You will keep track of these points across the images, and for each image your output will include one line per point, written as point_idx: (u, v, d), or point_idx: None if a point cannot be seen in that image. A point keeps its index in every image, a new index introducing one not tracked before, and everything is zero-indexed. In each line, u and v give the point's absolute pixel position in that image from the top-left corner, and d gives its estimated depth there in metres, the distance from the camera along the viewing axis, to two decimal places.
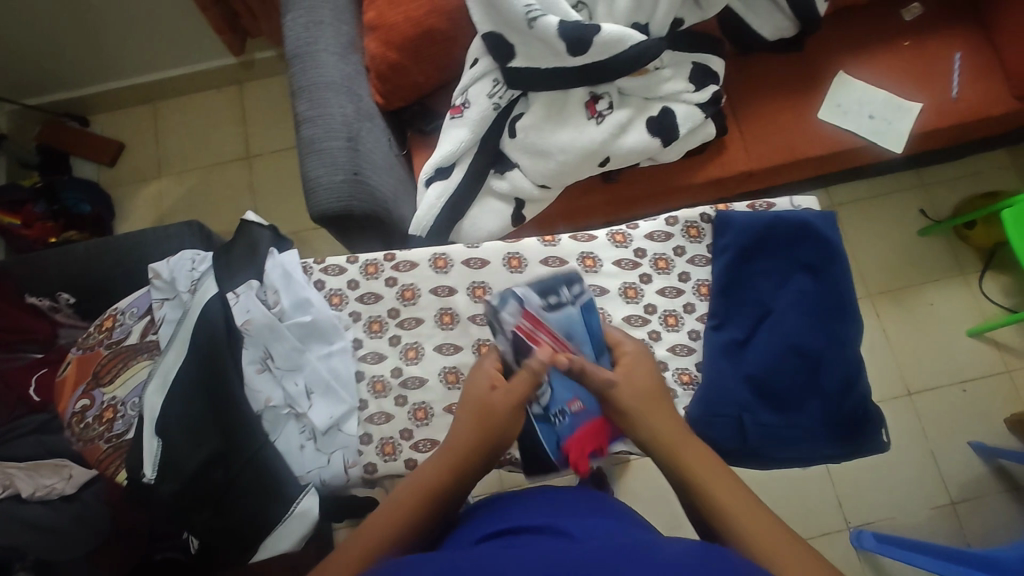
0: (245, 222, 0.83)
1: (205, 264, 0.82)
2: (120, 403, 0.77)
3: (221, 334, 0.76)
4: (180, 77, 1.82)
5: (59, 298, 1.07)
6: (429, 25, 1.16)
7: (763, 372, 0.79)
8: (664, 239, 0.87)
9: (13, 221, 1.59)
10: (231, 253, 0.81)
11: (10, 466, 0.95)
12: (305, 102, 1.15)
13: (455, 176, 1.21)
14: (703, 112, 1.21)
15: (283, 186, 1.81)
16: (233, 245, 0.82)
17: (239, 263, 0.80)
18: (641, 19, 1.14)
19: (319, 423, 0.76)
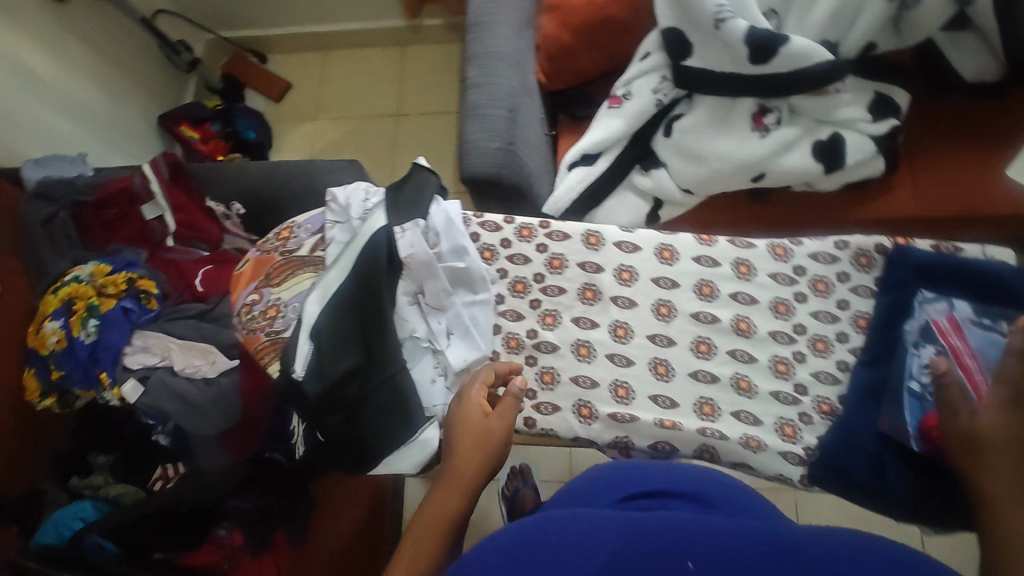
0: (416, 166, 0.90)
1: (376, 197, 0.89)
2: (283, 304, 0.84)
3: (382, 260, 0.81)
4: (353, 31, 1.96)
5: (231, 207, 1.19)
6: (608, 13, 1.18)
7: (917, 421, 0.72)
8: (828, 262, 0.82)
9: (193, 135, 1.79)
10: (402, 192, 0.88)
11: (170, 341, 1.08)
12: (476, 67, 1.20)
13: (600, 165, 1.21)
14: (876, 146, 1.12)
15: (422, 148, 1.90)
16: (404, 185, 0.89)
17: (409, 202, 0.86)
18: (832, 37, 1.09)
19: (455, 363, 0.81)
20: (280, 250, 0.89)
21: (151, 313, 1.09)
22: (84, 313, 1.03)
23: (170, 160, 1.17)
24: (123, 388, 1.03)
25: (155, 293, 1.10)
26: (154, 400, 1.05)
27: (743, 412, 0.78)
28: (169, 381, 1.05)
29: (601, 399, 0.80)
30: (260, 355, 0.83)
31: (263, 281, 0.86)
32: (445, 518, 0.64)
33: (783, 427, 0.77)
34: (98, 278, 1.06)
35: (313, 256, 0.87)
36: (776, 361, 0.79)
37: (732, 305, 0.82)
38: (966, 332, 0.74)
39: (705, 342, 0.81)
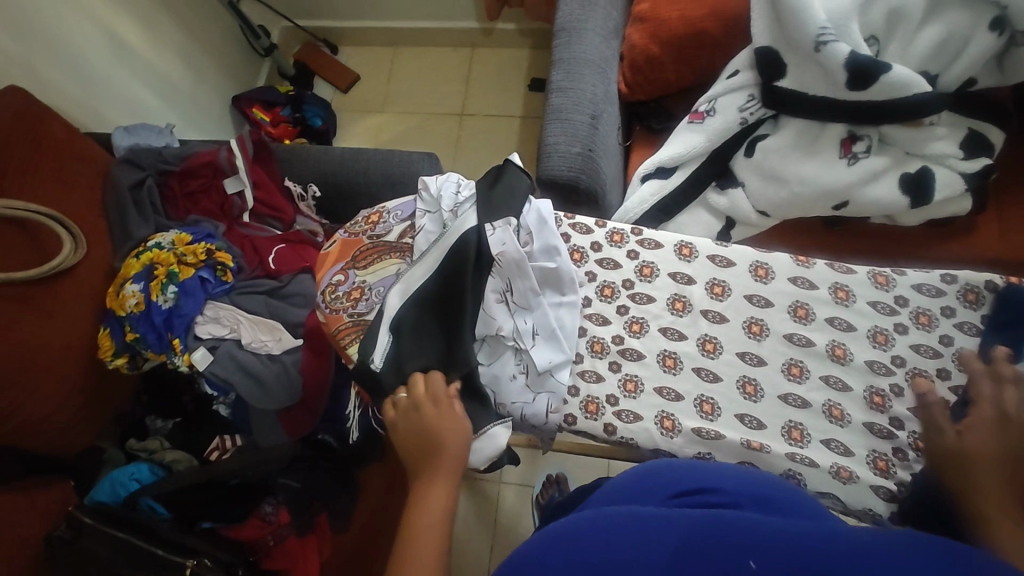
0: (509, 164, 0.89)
1: (467, 191, 0.88)
2: (368, 287, 0.85)
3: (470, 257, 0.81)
4: (426, 29, 1.99)
5: (308, 189, 1.23)
6: (701, 28, 1.17)
7: None
8: (933, 295, 0.80)
9: (264, 118, 1.84)
10: (494, 190, 0.86)
11: (240, 314, 1.10)
12: (561, 72, 1.21)
13: (675, 179, 1.20)
14: (966, 183, 1.09)
15: (482, 148, 1.91)
16: (497, 183, 0.88)
17: (501, 202, 0.85)
18: (933, 69, 1.07)
19: (539, 363, 0.79)
20: (367, 234, 0.90)
21: (226, 285, 1.11)
22: (164, 279, 1.05)
23: (255, 138, 1.20)
24: (194, 355, 1.05)
25: (231, 266, 1.12)
26: (221, 371, 1.06)
27: (834, 441, 0.75)
28: (237, 353, 1.07)
29: (685, 413, 0.78)
30: (341, 336, 0.84)
31: (348, 262, 0.87)
32: (432, 538, 0.62)
33: (876, 460, 0.74)
34: (179, 247, 1.08)
35: (400, 243, 0.87)
36: (871, 393, 0.77)
37: (827, 330, 0.80)
38: None
39: (797, 365, 0.79)
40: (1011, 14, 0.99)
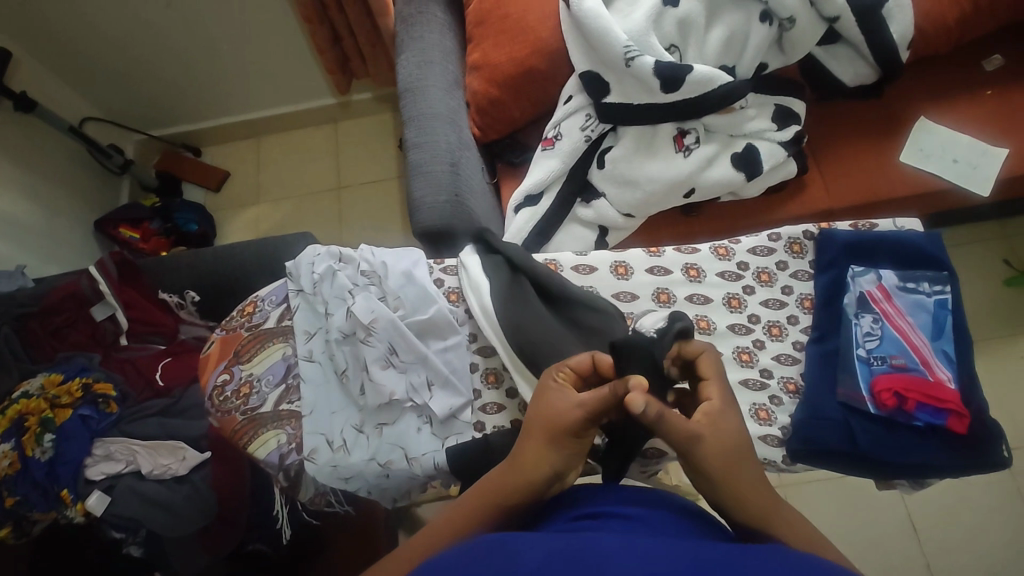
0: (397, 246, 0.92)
1: (325, 264, 0.86)
2: (256, 379, 0.83)
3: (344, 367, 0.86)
4: (286, 114, 2.00)
5: (185, 296, 1.16)
6: (529, 65, 1.27)
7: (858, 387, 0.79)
8: (767, 254, 0.89)
9: (133, 235, 1.77)
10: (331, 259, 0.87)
11: (134, 443, 1.04)
12: (413, 129, 1.27)
13: (544, 204, 1.26)
14: (786, 150, 1.24)
15: (367, 214, 1.93)
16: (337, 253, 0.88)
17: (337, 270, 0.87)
18: (729, 62, 1.22)
19: (439, 413, 0.78)
20: (246, 326, 0.88)
21: (112, 416, 1.05)
22: (39, 429, 0.97)
23: (118, 258, 1.13)
24: (87, 502, 0.97)
25: (114, 395, 1.06)
26: (124, 509, 0.99)
27: (752, 379, 0.81)
28: (138, 486, 1.00)
29: None
30: (239, 436, 0.81)
31: (231, 359, 0.85)
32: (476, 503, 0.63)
33: (757, 411, 0.80)
34: (50, 390, 1.01)
35: (281, 327, 0.86)
36: (738, 352, 0.83)
37: (689, 307, 0.86)
38: (896, 298, 0.84)
39: (704, 319, 0.85)
40: (772, 7, 1.18)
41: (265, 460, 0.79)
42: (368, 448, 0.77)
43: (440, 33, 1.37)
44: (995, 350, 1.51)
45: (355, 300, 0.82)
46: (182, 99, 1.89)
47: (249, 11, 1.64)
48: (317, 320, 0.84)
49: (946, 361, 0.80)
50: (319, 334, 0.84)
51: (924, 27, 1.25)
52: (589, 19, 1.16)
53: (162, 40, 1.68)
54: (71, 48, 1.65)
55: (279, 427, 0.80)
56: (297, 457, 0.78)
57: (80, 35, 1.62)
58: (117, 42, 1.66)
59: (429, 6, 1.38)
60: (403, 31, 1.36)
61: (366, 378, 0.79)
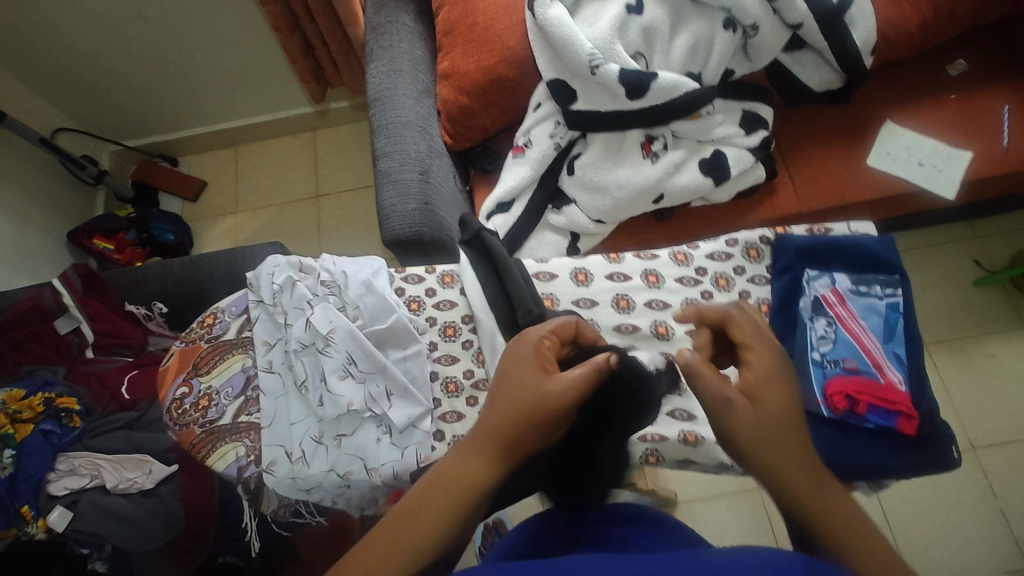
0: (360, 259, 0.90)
1: (284, 275, 0.86)
2: (215, 391, 0.83)
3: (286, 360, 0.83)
4: (263, 123, 1.99)
5: (153, 308, 1.14)
6: (498, 73, 1.27)
7: (810, 390, 0.80)
8: (725, 259, 0.90)
9: (107, 247, 1.76)
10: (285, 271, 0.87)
11: (99, 457, 1.03)
12: (382, 137, 1.27)
13: (515, 210, 1.28)
14: (753, 155, 1.26)
15: (345, 223, 1.92)
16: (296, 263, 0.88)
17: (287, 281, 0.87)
18: (694, 69, 1.23)
19: (398, 423, 0.78)
20: (205, 337, 0.87)
21: (76, 430, 1.05)
22: None
23: (83, 270, 1.13)
24: (50, 518, 0.96)
25: (78, 409, 1.05)
26: (88, 525, 0.98)
27: None
28: (103, 500, 0.99)
29: None
30: (197, 449, 0.80)
31: (190, 371, 0.85)
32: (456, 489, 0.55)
33: None
34: (11, 405, 1.00)
35: (241, 338, 0.86)
36: None
37: (649, 313, 0.87)
38: (849, 302, 0.85)
39: (663, 325, 0.86)
40: (736, 14, 1.19)
41: (224, 473, 0.78)
42: (326, 460, 0.77)
43: (409, 42, 1.38)
44: (966, 350, 1.53)
45: (314, 311, 0.82)
46: (157, 109, 1.88)
47: (222, 21, 1.64)
48: (277, 331, 0.84)
49: (897, 363, 0.81)
50: (278, 345, 0.83)
51: (886, 33, 1.27)
52: (554, 27, 1.17)
53: (134, 50, 1.68)
54: (41, 59, 1.64)
55: (238, 440, 0.80)
56: (256, 470, 0.78)
57: (50, 45, 1.61)
58: (88, 52, 1.66)
59: (399, 16, 1.39)
60: (373, 40, 1.37)
61: (324, 389, 0.78)
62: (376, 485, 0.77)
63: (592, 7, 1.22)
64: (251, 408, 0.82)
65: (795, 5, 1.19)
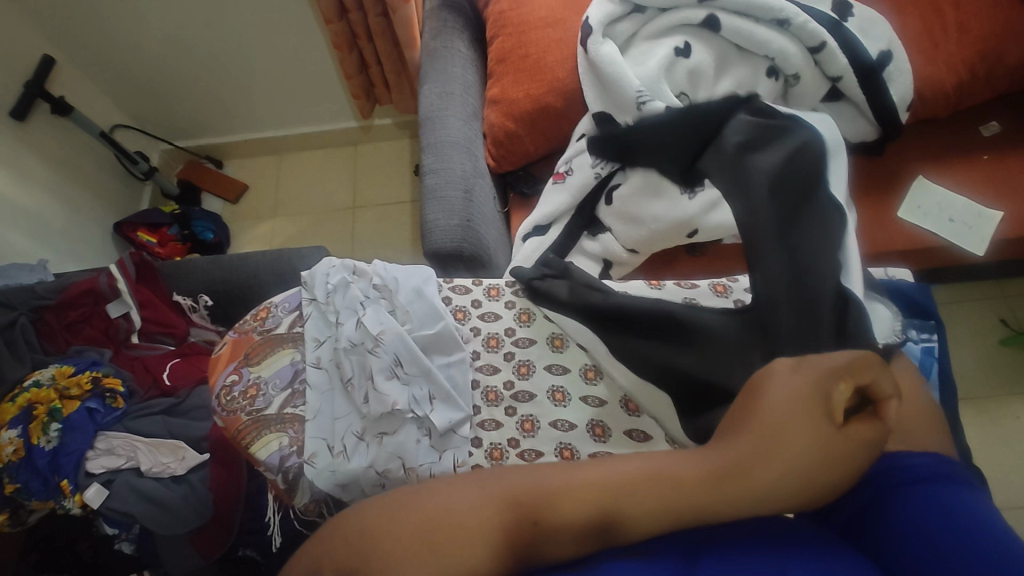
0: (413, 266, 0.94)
1: (338, 276, 0.90)
2: (263, 381, 0.86)
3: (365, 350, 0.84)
4: (309, 134, 2.07)
5: (199, 300, 1.19)
6: (546, 102, 1.33)
7: None
8: None
9: (151, 239, 1.82)
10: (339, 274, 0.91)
11: (136, 439, 1.06)
12: (431, 154, 1.32)
13: (552, 234, 1.32)
14: None
15: (379, 234, 1.98)
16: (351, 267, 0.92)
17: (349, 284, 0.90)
18: None
19: (439, 426, 0.81)
20: (258, 329, 0.91)
21: (118, 412, 1.08)
22: (46, 417, 1.00)
23: (137, 258, 1.18)
24: (86, 493, 0.99)
25: (121, 391, 1.09)
26: (120, 504, 1.00)
27: None
28: (137, 482, 1.02)
29: (581, 440, 0.83)
30: (242, 436, 0.83)
31: (241, 360, 0.88)
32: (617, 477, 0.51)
33: None
34: (60, 380, 1.03)
35: (291, 333, 0.90)
36: None
37: None
38: None
39: None
40: (778, 63, 1.25)
41: (266, 461, 0.81)
42: (367, 456, 0.79)
43: (462, 67, 1.44)
44: (987, 407, 1.53)
45: (366, 312, 0.86)
46: (211, 113, 1.97)
47: (283, 35, 1.73)
48: (327, 329, 0.88)
49: None
50: (328, 342, 0.87)
51: (922, 92, 1.32)
52: (604, 63, 1.22)
53: (197, 57, 1.77)
54: (110, 58, 1.73)
55: (282, 430, 0.83)
56: (297, 460, 0.80)
57: (120, 46, 1.70)
58: (154, 56, 1.75)
59: (454, 42, 1.46)
60: (428, 63, 1.43)
61: (370, 387, 0.81)
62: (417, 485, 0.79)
63: (641, 46, 1.27)
64: (298, 401, 0.85)
65: (836, 58, 1.24)
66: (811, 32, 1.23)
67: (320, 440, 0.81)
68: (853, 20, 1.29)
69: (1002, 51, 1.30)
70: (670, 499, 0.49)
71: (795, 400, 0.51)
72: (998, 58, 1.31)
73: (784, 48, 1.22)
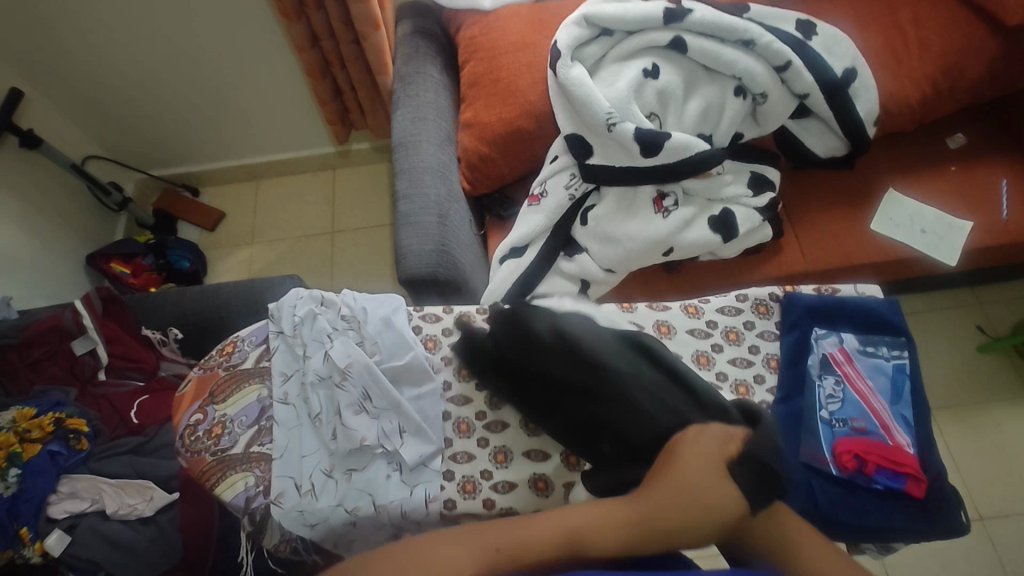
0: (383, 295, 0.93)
1: (305, 308, 0.89)
2: (229, 420, 0.84)
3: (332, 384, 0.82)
4: (286, 159, 2.06)
5: (169, 333, 1.16)
6: (518, 125, 1.34)
7: (818, 450, 0.81)
8: (735, 314, 0.92)
9: (124, 270, 1.79)
10: (304, 308, 0.89)
11: (102, 481, 1.02)
12: (404, 180, 1.31)
13: (528, 255, 1.30)
14: (761, 215, 1.30)
15: (358, 258, 1.96)
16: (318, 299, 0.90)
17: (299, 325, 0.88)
18: (706, 130, 1.29)
19: (409, 461, 0.79)
20: (223, 365, 0.89)
21: (82, 453, 1.04)
22: (4, 463, 0.96)
23: (106, 293, 1.15)
24: (47, 541, 0.95)
25: (86, 432, 1.05)
26: (84, 550, 0.97)
27: None
28: (102, 526, 0.98)
29: (556, 470, 0.81)
30: (206, 477, 0.81)
31: (206, 398, 0.86)
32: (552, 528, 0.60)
33: None
34: (21, 423, 1.00)
35: (258, 367, 0.88)
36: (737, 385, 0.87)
37: None
38: (856, 361, 0.87)
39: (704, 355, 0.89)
40: (746, 83, 1.26)
41: (231, 502, 0.78)
42: (335, 494, 0.77)
43: (434, 92, 1.45)
44: (968, 415, 1.53)
45: (333, 344, 0.85)
46: (185, 141, 1.95)
47: (257, 62, 1.72)
48: (295, 362, 0.86)
49: (905, 426, 0.82)
50: (296, 376, 0.85)
51: (888, 107, 1.34)
52: (574, 86, 1.23)
53: (169, 86, 1.76)
54: (82, 89, 1.72)
55: (248, 469, 0.80)
56: (264, 501, 0.78)
57: (91, 77, 1.69)
58: (127, 86, 1.74)
59: (426, 68, 1.46)
60: (400, 89, 1.44)
61: (338, 422, 0.80)
62: (388, 523, 0.77)
63: (610, 69, 1.28)
64: (265, 439, 0.83)
65: (802, 76, 1.26)
66: (776, 51, 1.24)
67: (287, 480, 0.78)
68: (817, 38, 1.31)
69: (963, 66, 1.33)
70: (608, 534, 0.60)
71: (700, 475, 0.62)
72: (959, 73, 1.33)
73: (750, 68, 1.24)
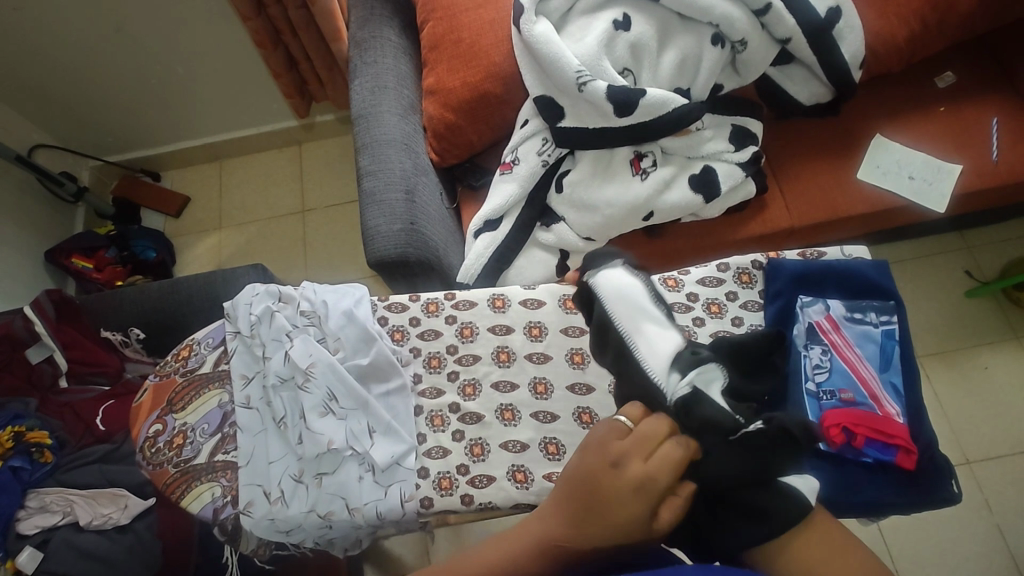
0: (351, 287, 0.88)
1: (261, 305, 0.83)
2: (190, 429, 0.80)
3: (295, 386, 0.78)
4: (247, 136, 1.95)
5: (129, 333, 1.10)
6: (484, 89, 1.25)
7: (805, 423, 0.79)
8: (716, 285, 0.90)
9: (87, 265, 1.70)
10: (262, 307, 0.83)
11: (71, 493, 0.98)
12: (367, 156, 1.23)
13: (503, 228, 1.24)
14: (743, 171, 1.24)
15: (331, 238, 1.88)
16: (278, 296, 0.85)
17: (257, 324, 0.82)
18: (683, 84, 1.22)
19: (381, 461, 0.75)
20: (180, 371, 0.84)
21: (48, 465, 1.01)
22: None
23: (56, 296, 1.08)
24: (19, 559, 0.92)
25: (49, 444, 1.02)
26: (57, 565, 0.93)
27: None
28: (75, 539, 0.95)
29: (534, 461, 0.78)
30: (172, 491, 0.77)
31: (164, 408, 0.82)
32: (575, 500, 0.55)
33: None
34: None
35: (217, 371, 0.83)
36: None
37: None
38: (843, 329, 0.84)
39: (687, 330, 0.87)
40: (723, 30, 1.18)
41: (199, 514, 0.75)
42: (306, 500, 0.74)
43: (394, 57, 1.35)
44: (954, 362, 1.52)
45: (293, 343, 0.80)
46: (138, 123, 1.84)
47: (203, 32, 1.60)
48: (255, 364, 0.82)
49: (894, 394, 0.80)
50: (256, 379, 0.81)
51: (875, 48, 1.26)
52: (540, 42, 1.14)
53: (112, 66, 1.64)
54: (16, 74, 1.60)
55: (214, 479, 0.77)
56: (232, 511, 0.75)
57: (25, 60, 1.57)
58: (67, 66, 1.62)
59: (383, 31, 1.36)
60: (357, 56, 1.34)
61: (303, 426, 0.76)
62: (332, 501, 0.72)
63: (578, 23, 1.19)
64: (232, 445, 0.79)
65: (783, 20, 1.18)
66: None
67: (256, 491, 0.74)
68: None
69: None
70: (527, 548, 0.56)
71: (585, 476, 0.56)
72: (949, 6, 1.25)
73: (728, 14, 1.15)
